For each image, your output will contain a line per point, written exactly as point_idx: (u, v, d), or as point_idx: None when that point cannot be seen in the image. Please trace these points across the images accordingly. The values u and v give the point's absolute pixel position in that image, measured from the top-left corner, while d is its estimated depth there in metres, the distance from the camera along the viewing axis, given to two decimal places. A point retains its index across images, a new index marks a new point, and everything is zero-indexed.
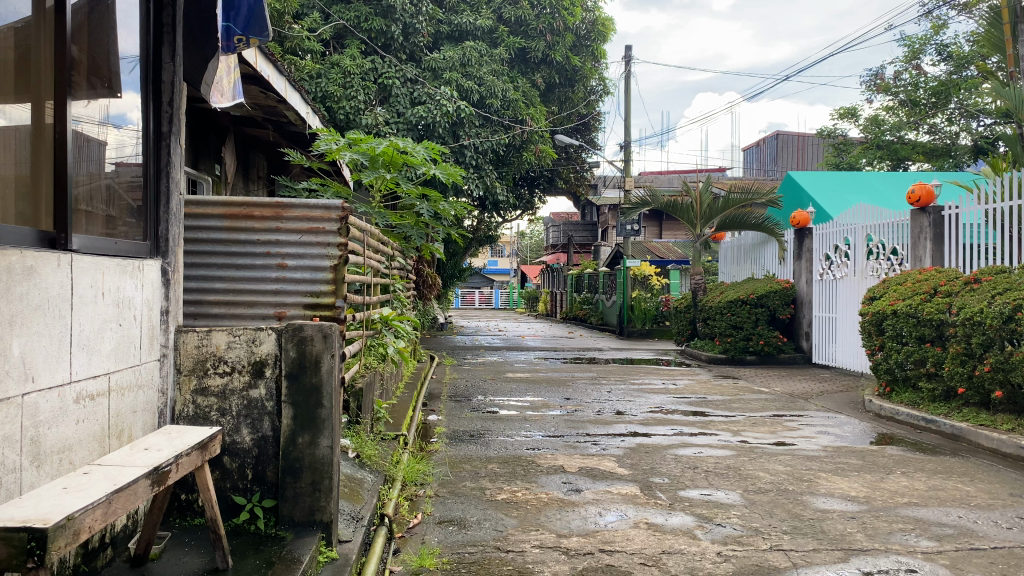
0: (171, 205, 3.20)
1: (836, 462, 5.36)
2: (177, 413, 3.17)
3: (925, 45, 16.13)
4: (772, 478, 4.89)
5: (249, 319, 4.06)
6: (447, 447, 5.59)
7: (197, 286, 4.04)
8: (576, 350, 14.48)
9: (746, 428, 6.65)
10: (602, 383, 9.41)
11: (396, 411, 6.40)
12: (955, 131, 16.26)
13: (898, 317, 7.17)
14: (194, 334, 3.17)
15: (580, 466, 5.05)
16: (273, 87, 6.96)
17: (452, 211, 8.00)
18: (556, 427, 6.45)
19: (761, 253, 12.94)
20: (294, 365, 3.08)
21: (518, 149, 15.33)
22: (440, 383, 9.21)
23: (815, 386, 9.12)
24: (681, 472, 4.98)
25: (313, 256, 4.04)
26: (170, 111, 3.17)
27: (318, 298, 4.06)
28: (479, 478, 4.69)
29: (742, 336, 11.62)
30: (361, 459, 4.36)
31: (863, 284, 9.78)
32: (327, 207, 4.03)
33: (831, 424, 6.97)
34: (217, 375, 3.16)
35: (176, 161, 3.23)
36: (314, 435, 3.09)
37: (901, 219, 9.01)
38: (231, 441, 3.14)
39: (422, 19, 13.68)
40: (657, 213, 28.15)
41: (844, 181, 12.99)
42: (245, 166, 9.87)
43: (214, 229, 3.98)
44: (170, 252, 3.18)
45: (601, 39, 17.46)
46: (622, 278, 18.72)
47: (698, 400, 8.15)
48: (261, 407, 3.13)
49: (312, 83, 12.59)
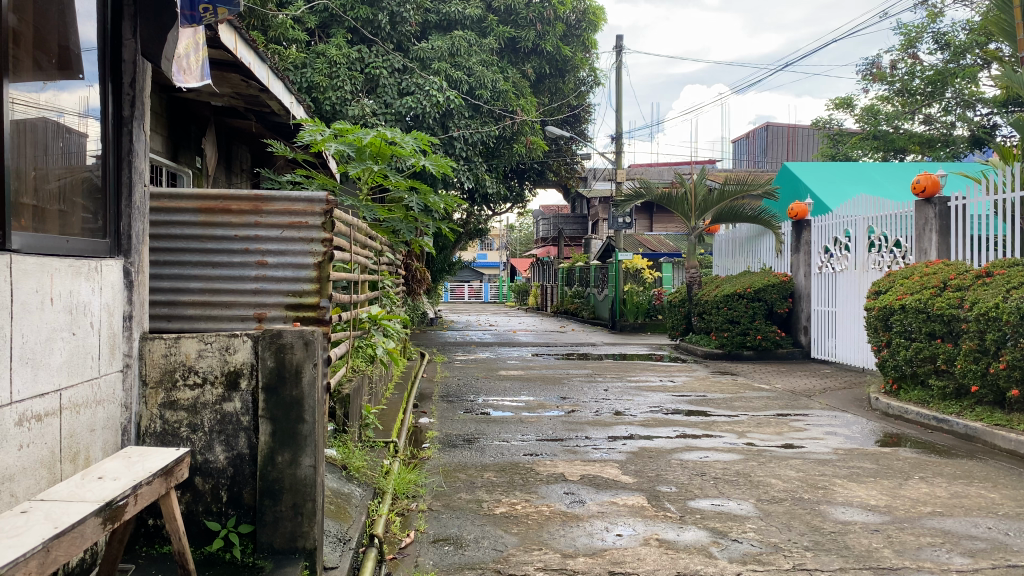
0: (133, 198, 2.88)
1: (850, 466, 5.10)
2: (143, 429, 2.86)
3: (921, 33, 15.89)
4: (785, 485, 4.62)
5: (227, 322, 3.77)
6: (440, 454, 5.29)
7: (172, 287, 3.76)
8: (569, 346, 14.21)
9: (752, 429, 6.38)
10: (599, 381, 9.11)
11: (385, 414, 6.09)
12: (951, 121, 16.08)
13: (907, 313, 6.92)
14: (161, 342, 2.86)
15: (581, 474, 4.77)
16: (255, 75, 6.63)
17: (443, 205, 7.67)
18: (552, 430, 6.17)
19: (758, 246, 12.68)
20: (272, 376, 2.79)
21: (508, 141, 15.02)
22: (431, 382, 8.91)
23: (817, 382, 8.87)
24: (689, 480, 4.70)
25: (296, 253, 3.75)
26: (132, 93, 2.86)
27: (301, 298, 3.76)
28: (475, 489, 4.40)
29: (738, 331, 11.33)
30: (349, 471, 4.06)
31: (864, 277, 9.54)
32: (310, 200, 3.74)
33: (838, 424, 6.72)
34: (186, 387, 2.85)
35: (140, 149, 2.92)
36: (296, 454, 2.79)
37: (904, 211, 8.76)
38: (203, 460, 2.84)
39: (410, 7, 13.33)
40: (648, 205, 27.89)
41: (842, 172, 12.74)
42: (227, 159, 9.55)
43: (188, 224, 3.74)
44: (132, 250, 2.86)
45: (592, 28, 17.15)
46: (614, 272, 18.46)
47: (698, 398, 7.88)
48: (236, 422, 2.83)
49: (297, 73, 12.24)
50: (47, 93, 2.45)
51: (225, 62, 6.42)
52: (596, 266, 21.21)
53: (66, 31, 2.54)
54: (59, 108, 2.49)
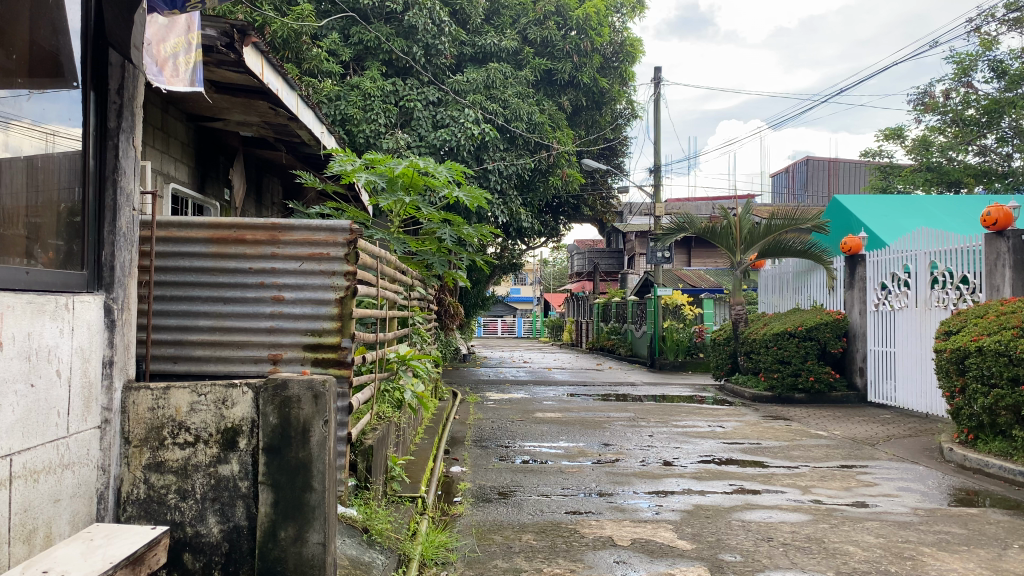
0: (119, 223, 2.55)
1: (936, 531, 4.49)
2: (124, 496, 2.46)
3: (976, 61, 15.30)
4: (866, 554, 4.05)
5: (239, 363, 3.53)
6: (472, 510, 4.79)
7: (178, 324, 3.52)
8: (608, 385, 13.62)
9: (816, 483, 5.78)
10: (643, 426, 8.53)
11: (414, 464, 5.62)
12: (1008, 152, 15.44)
13: (984, 356, 6.29)
14: (148, 394, 2.48)
15: (632, 538, 4.23)
16: (283, 102, 6.32)
17: (477, 236, 7.24)
18: (596, 483, 5.64)
19: (807, 281, 12.09)
20: (275, 435, 2.41)
21: (544, 174, 14.68)
22: (463, 424, 8.42)
23: (879, 429, 8.21)
24: (755, 546, 4.14)
25: (315, 288, 3.50)
26: (118, 101, 2.54)
27: (320, 337, 3.51)
28: (513, 556, 3.89)
29: (790, 372, 10.63)
30: (370, 535, 3.59)
31: (926, 316, 8.94)
32: (333, 230, 3.51)
33: (911, 477, 6.08)
34: (176, 447, 2.47)
35: (128, 168, 2.59)
36: (301, 528, 2.39)
37: (971, 245, 8.16)
38: (194, 533, 2.44)
39: (445, 39, 13.04)
40: (686, 239, 27.39)
41: (896, 205, 12.14)
42: (258, 192, 9.28)
43: (198, 256, 3.49)
44: (115, 285, 2.50)
45: (630, 60, 16.71)
46: (653, 308, 17.92)
47: (753, 447, 7.28)
48: (233, 488, 2.43)
49: (330, 106, 11.91)
50: (49, 121, 2.30)
51: (251, 89, 6.12)
52: (634, 302, 20.66)
53: (53, 35, 2.30)
54: (65, 134, 2.36)
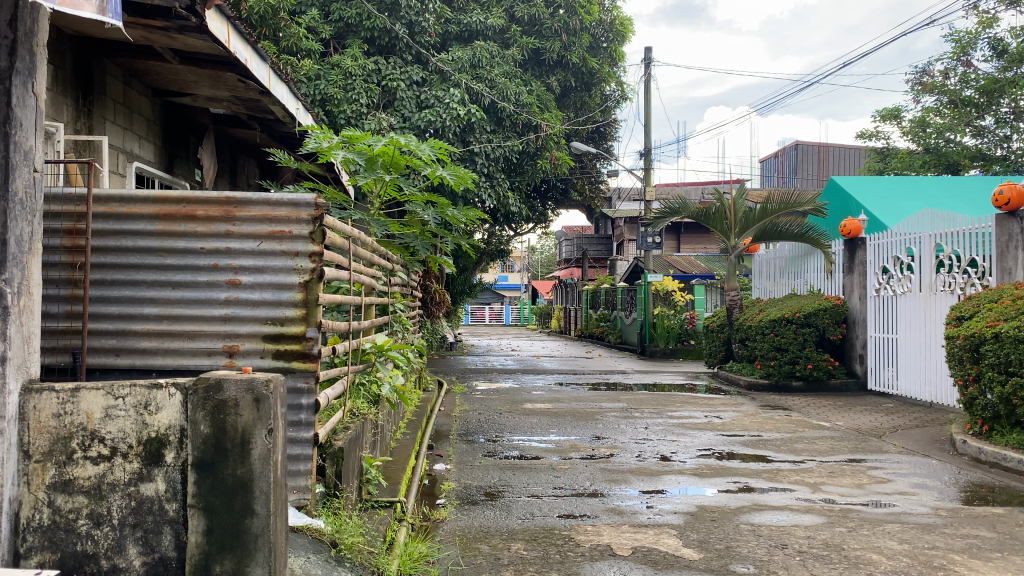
0: (11, 191, 2.28)
1: (963, 535, 4.10)
2: (23, 523, 2.25)
3: (975, 39, 14.96)
4: (891, 563, 3.65)
5: (188, 358, 3.09)
6: (457, 514, 4.36)
7: (120, 313, 3.07)
8: (599, 373, 13.23)
9: (825, 480, 5.40)
10: (637, 417, 8.13)
11: (393, 464, 5.20)
12: (1005, 134, 15.16)
13: (1001, 343, 5.90)
14: (52, 398, 2.27)
15: (632, 547, 3.82)
16: (254, 74, 5.79)
17: (463, 219, 6.77)
18: (590, 481, 5.25)
19: (804, 266, 11.72)
20: (208, 447, 2.22)
21: (531, 157, 14.22)
22: (448, 416, 8.01)
23: (883, 419, 7.84)
24: (769, 555, 3.74)
25: (275, 271, 3.07)
26: (10, 36, 2.27)
27: (283, 327, 3.09)
28: (500, 569, 3.47)
29: (787, 359, 10.27)
30: (340, 550, 3.12)
31: (930, 300, 8.57)
32: (296, 205, 3.07)
33: (924, 472, 5.70)
34: (88, 462, 2.26)
35: (25, 118, 2.32)
36: (240, 561, 2.19)
37: (981, 227, 7.77)
38: (110, 567, 2.25)
39: (428, 16, 12.42)
40: (676, 224, 27.05)
41: (896, 187, 11.77)
42: (232, 172, 8.80)
43: (142, 235, 3.04)
44: (8, 263, 2.25)
45: (619, 40, 16.21)
46: (643, 294, 17.48)
47: (754, 439, 6.89)
48: (158, 512, 2.24)
49: (309, 85, 11.43)
50: None
51: (217, 58, 5.62)
52: (623, 289, 20.26)
53: None
54: None
